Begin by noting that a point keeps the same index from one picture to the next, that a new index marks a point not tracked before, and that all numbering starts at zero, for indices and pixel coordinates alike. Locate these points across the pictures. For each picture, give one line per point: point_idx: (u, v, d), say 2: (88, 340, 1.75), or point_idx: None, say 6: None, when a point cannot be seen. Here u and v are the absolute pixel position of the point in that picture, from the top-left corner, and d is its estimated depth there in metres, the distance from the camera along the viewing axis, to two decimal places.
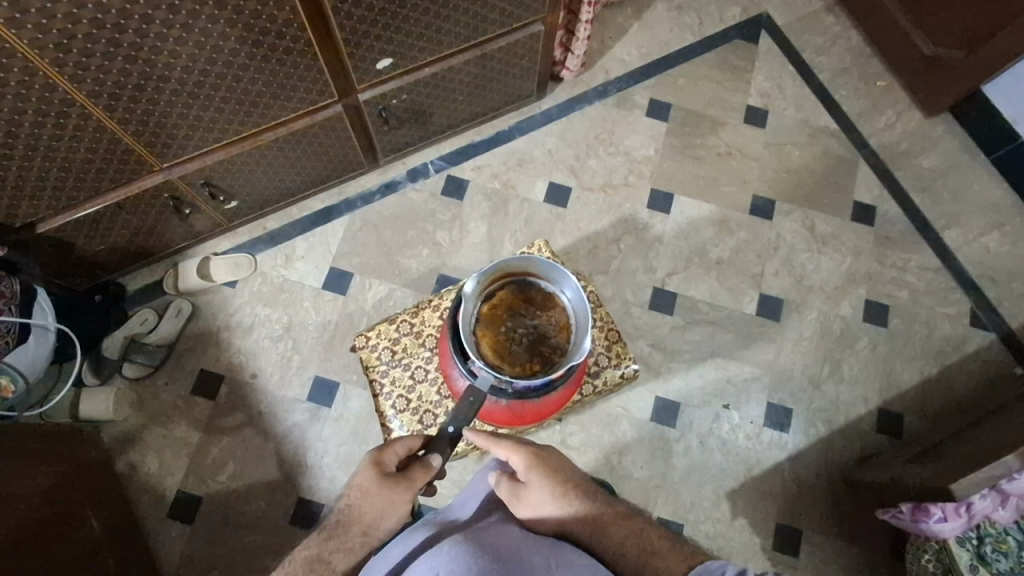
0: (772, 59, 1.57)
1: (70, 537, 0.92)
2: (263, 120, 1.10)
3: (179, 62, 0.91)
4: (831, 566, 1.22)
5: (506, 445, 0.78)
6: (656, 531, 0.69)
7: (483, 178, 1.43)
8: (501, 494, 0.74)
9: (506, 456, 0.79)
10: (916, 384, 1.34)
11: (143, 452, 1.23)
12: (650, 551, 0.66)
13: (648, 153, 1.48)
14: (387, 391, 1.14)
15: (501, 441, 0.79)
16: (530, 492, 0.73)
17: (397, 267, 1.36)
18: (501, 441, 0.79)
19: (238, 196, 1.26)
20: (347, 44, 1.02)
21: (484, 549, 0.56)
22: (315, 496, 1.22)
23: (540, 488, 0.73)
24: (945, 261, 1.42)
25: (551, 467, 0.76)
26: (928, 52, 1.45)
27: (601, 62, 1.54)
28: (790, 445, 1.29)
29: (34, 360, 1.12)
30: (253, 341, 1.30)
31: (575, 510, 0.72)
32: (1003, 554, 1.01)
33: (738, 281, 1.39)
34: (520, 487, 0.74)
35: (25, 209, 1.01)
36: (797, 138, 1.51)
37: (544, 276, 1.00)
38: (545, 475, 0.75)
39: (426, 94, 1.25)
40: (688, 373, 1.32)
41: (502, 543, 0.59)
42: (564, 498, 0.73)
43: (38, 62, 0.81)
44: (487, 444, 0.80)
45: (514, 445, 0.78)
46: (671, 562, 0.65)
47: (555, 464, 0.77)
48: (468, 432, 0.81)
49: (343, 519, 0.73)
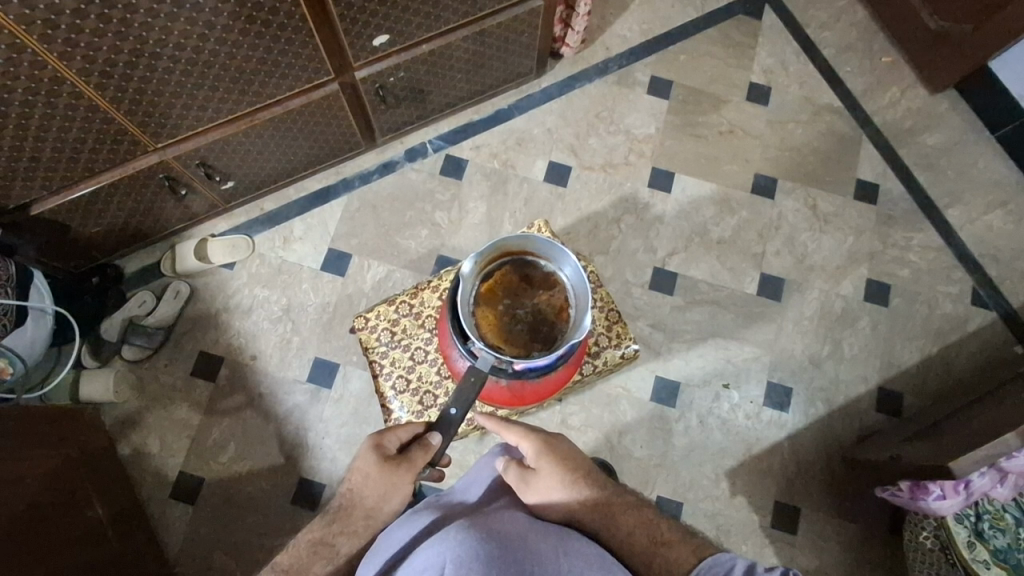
0: (775, 35, 1.54)
1: (74, 521, 0.93)
2: (259, 99, 1.09)
3: (170, 39, 0.89)
4: (828, 545, 1.23)
5: (518, 432, 0.79)
6: (665, 524, 0.70)
7: (482, 158, 1.42)
8: (510, 479, 0.74)
9: (517, 443, 0.79)
10: (916, 363, 1.33)
11: (144, 434, 1.23)
12: (660, 542, 0.67)
13: (648, 132, 1.46)
14: (387, 372, 1.14)
15: (517, 429, 0.79)
16: (539, 479, 0.73)
17: (396, 248, 1.35)
18: (513, 428, 0.79)
19: (235, 176, 1.24)
20: (343, 20, 1.00)
21: (494, 533, 0.56)
22: (317, 478, 1.23)
23: (549, 476, 0.73)
24: (947, 239, 1.41)
25: (562, 455, 0.76)
26: (935, 27, 1.42)
27: (601, 39, 1.51)
28: (790, 424, 1.29)
29: (32, 343, 1.10)
30: (253, 322, 1.30)
31: (583, 497, 0.73)
32: (1000, 530, 1.03)
33: (739, 261, 1.38)
34: (528, 474, 0.74)
35: (19, 189, 1.00)
36: (800, 115, 1.49)
37: (543, 255, 0.99)
38: (555, 463, 0.75)
39: (426, 72, 1.23)
40: (689, 353, 1.32)
41: (510, 530, 0.59)
42: (573, 486, 0.73)
43: (25, 38, 0.79)
44: (497, 429, 0.80)
45: (526, 433, 0.78)
46: (681, 553, 0.65)
47: (566, 453, 0.77)
48: (480, 415, 0.81)
49: (345, 503, 0.74)
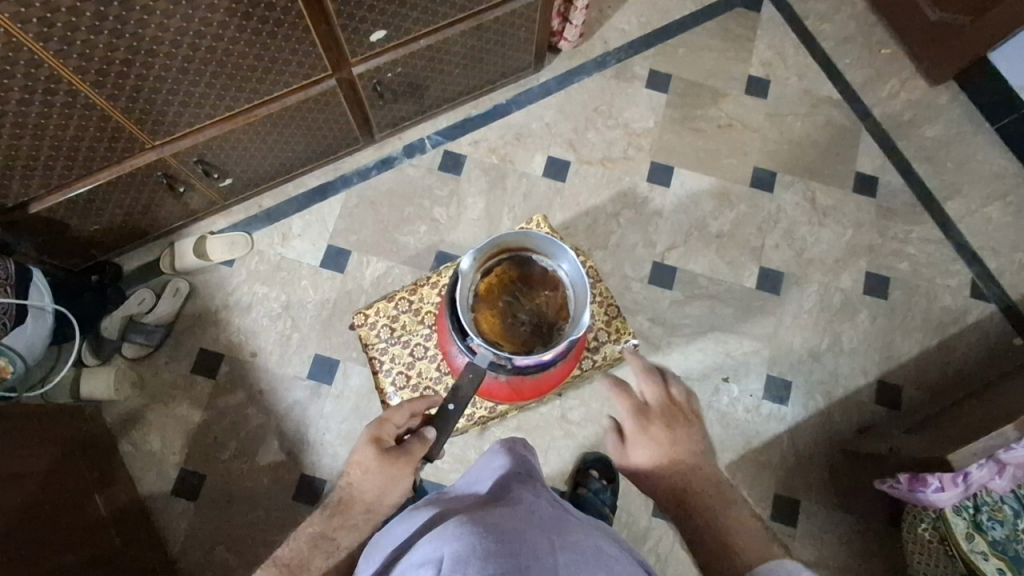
0: (774, 27, 1.54)
1: (77, 517, 0.94)
2: (256, 95, 1.08)
3: (167, 36, 0.89)
4: (828, 537, 1.24)
5: (673, 383, 0.77)
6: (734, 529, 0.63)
7: (480, 153, 1.42)
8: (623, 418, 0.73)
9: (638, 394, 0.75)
10: (915, 356, 1.34)
11: (146, 431, 1.24)
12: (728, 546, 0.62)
13: (647, 126, 1.46)
14: (386, 368, 1.14)
15: (655, 438, 0.71)
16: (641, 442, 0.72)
17: (395, 244, 1.35)
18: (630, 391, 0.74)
19: (232, 173, 1.24)
20: (339, 14, 1.00)
21: (497, 512, 0.53)
22: (319, 473, 1.23)
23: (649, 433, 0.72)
24: (946, 232, 1.41)
25: (717, 517, 0.65)
26: (934, 18, 1.41)
27: (600, 32, 1.50)
28: (789, 417, 1.30)
29: (33, 341, 1.10)
30: (252, 320, 1.30)
31: (654, 441, 0.71)
32: (999, 522, 1.04)
33: (738, 255, 1.38)
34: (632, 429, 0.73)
35: (17, 188, 1.00)
36: (799, 108, 1.48)
37: (542, 252, 0.99)
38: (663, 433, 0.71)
39: (423, 67, 1.23)
40: (689, 347, 1.32)
41: (513, 508, 0.56)
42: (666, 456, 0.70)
43: (21, 36, 0.79)
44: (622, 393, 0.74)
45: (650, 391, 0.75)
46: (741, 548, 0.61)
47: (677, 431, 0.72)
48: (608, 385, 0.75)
49: (344, 498, 0.73)
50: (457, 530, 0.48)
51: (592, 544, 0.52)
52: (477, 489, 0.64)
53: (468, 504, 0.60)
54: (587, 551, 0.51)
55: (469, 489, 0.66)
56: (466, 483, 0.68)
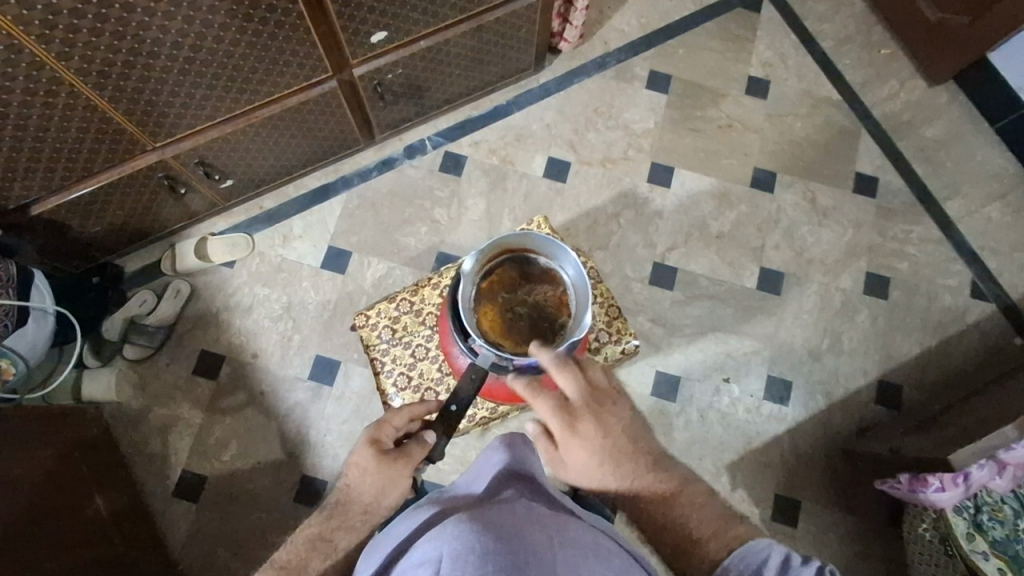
0: (774, 28, 1.54)
1: (78, 518, 0.94)
2: (257, 96, 1.08)
3: (168, 37, 0.89)
4: (828, 537, 1.24)
5: (591, 371, 0.80)
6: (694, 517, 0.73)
7: (481, 154, 1.42)
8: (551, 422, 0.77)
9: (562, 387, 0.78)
10: (915, 356, 1.34)
11: (147, 432, 1.24)
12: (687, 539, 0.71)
13: (647, 126, 1.46)
14: (387, 369, 1.14)
15: (584, 435, 0.76)
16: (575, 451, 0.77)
17: (396, 245, 1.35)
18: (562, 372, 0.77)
19: (234, 174, 1.24)
20: (341, 17, 1.00)
21: (498, 510, 0.54)
22: (320, 475, 1.23)
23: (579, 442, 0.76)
24: (945, 232, 1.41)
25: (671, 514, 0.74)
26: (933, 18, 1.41)
27: (600, 33, 1.51)
28: (790, 417, 1.30)
29: (35, 343, 1.10)
30: (253, 321, 1.30)
31: (584, 437, 0.76)
32: (999, 521, 1.03)
33: (739, 255, 1.38)
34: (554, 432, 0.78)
35: (19, 189, 1.00)
36: (798, 109, 1.49)
37: (543, 252, 1.00)
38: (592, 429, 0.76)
39: (424, 68, 1.23)
40: (689, 348, 1.32)
41: (514, 506, 0.56)
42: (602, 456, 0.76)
43: (23, 38, 0.79)
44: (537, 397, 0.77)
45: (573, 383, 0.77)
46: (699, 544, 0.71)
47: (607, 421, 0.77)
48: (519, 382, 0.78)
49: (342, 499, 0.74)
50: (459, 529, 0.48)
51: (591, 541, 0.53)
52: (479, 487, 0.65)
53: (470, 502, 0.60)
54: (587, 548, 0.51)
55: (470, 488, 0.67)
56: (467, 481, 0.68)
